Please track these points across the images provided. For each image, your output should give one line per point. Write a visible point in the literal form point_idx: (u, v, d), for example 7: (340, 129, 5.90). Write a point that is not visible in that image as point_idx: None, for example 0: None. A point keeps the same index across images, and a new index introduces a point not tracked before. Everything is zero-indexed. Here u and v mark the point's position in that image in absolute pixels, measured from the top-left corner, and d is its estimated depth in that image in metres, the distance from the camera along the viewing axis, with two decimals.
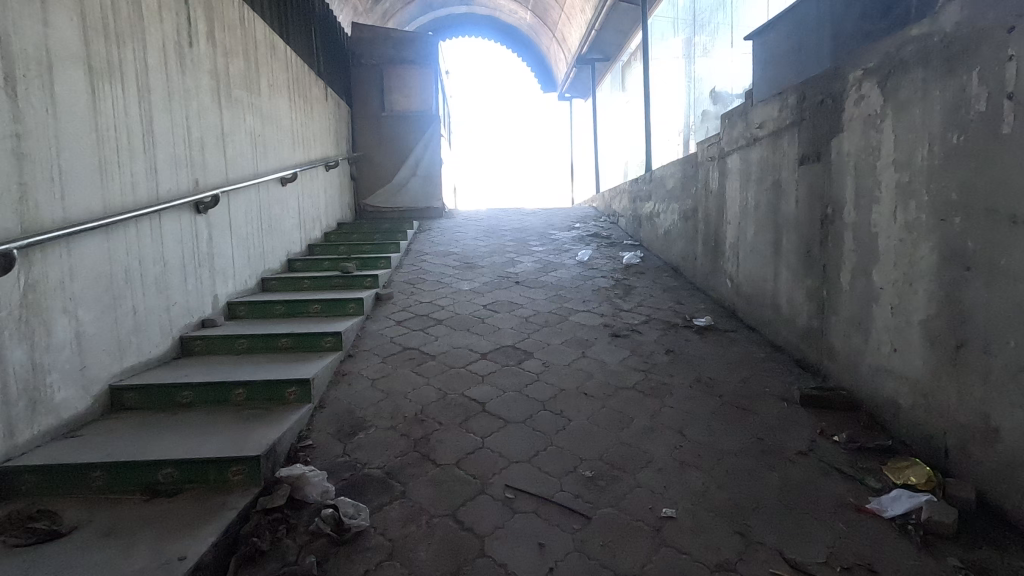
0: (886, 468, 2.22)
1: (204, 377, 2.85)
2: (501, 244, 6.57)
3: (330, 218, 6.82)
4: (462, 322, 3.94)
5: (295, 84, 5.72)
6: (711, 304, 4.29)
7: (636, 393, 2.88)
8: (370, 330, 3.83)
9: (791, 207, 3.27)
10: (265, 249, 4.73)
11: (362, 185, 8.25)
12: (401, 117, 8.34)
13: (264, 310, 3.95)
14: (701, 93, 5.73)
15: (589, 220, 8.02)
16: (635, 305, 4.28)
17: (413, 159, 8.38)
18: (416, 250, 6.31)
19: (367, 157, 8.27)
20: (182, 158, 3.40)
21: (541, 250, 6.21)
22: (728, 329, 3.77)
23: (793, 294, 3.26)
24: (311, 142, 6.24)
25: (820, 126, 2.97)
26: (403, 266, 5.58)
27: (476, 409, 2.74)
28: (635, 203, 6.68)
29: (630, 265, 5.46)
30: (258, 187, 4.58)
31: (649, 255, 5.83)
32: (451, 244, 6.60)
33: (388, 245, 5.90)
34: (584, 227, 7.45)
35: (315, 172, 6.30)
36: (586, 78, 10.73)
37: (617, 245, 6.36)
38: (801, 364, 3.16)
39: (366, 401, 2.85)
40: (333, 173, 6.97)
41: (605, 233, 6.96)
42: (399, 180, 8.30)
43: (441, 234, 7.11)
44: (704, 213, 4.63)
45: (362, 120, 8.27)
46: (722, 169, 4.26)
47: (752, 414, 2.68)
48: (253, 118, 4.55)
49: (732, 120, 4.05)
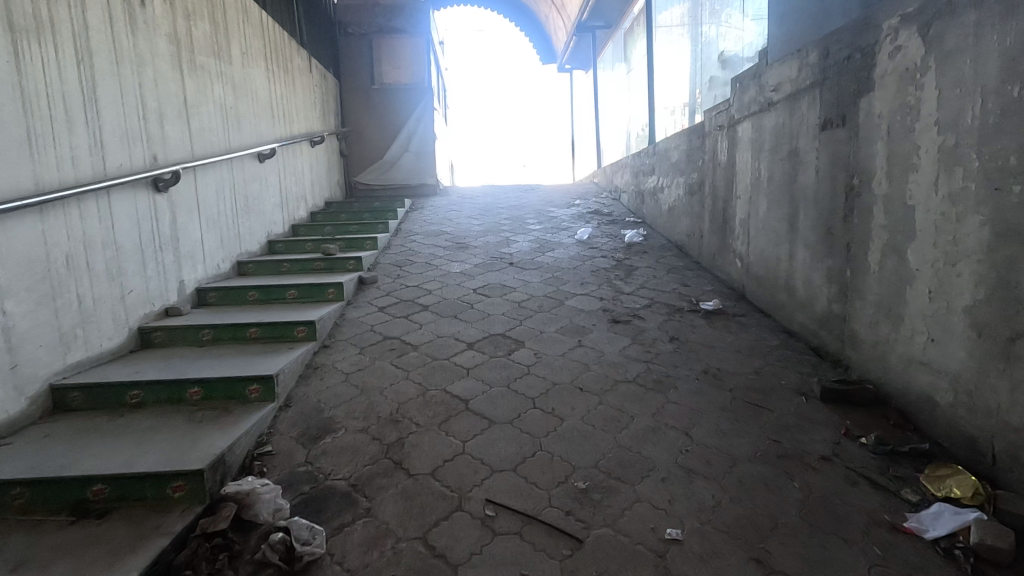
0: (923, 476, 1.93)
1: (159, 373, 2.59)
2: (497, 222, 6.23)
3: (317, 197, 6.49)
4: (450, 307, 3.65)
5: (272, 53, 5.34)
6: (719, 284, 3.98)
7: (636, 388, 2.59)
8: (350, 316, 3.55)
9: (810, 179, 2.94)
10: (241, 230, 4.43)
11: (353, 163, 7.91)
12: (392, 90, 7.94)
13: (238, 297, 3.69)
14: (707, 58, 5.34)
15: (590, 196, 7.67)
16: (636, 287, 3.97)
17: (405, 135, 8.00)
18: (407, 229, 5.99)
19: (356, 132, 7.89)
20: (135, 130, 3.08)
21: (538, 229, 5.88)
22: (738, 313, 3.46)
23: (811, 275, 2.95)
24: (294, 115, 5.88)
25: (846, 85, 2.62)
26: (391, 246, 5.28)
27: (459, 407, 2.46)
28: (638, 177, 6.32)
29: (631, 244, 5.14)
30: (230, 164, 4.25)
31: (652, 232, 5.51)
32: (444, 222, 6.27)
33: (376, 224, 5.59)
34: (584, 204, 7.11)
35: (299, 148, 5.95)
36: (587, 48, 10.28)
37: (618, 222, 6.02)
38: (819, 353, 2.87)
39: (337, 398, 2.58)
40: (319, 149, 6.62)
41: (607, 210, 6.62)
42: (391, 157, 7.94)
43: (434, 213, 6.78)
44: (712, 187, 4.29)
45: (351, 94, 7.87)
46: (732, 139, 3.91)
47: (766, 411, 2.40)
48: (223, 88, 4.20)
49: (744, 83, 3.68)
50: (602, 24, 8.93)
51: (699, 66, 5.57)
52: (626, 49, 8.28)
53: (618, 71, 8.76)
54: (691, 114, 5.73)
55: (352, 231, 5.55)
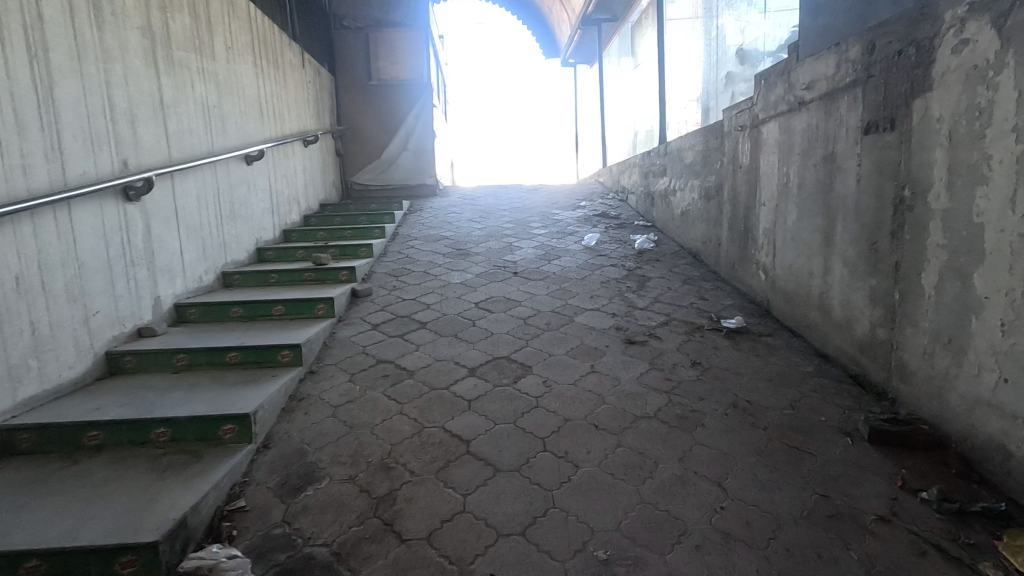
0: (1003, 546, 1.63)
1: (121, 409, 2.29)
2: (500, 226, 5.93)
3: (311, 199, 6.20)
4: (450, 325, 3.36)
5: (262, 47, 5.03)
6: (740, 298, 3.69)
7: (658, 426, 2.31)
8: (341, 336, 3.27)
9: (850, 188, 2.64)
10: (226, 238, 4.14)
11: (349, 162, 7.61)
12: (390, 86, 7.62)
13: (220, 313, 3.41)
14: (723, 52, 5.03)
15: (596, 197, 7.37)
16: (651, 301, 3.68)
17: (404, 133, 7.69)
18: (404, 233, 5.70)
19: (353, 130, 7.59)
20: (101, 133, 2.79)
21: (543, 233, 5.59)
22: (764, 332, 3.18)
23: (850, 295, 2.65)
24: (286, 114, 5.58)
25: (896, 84, 2.32)
26: (388, 253, 4.99)
27: (459, 450, 2.18)
28: (647, 178, 6.02)
29: (642, 250, 4.84)
30: (214, 167, 3.96)
31: (664, 237, 5.21)
32: (443, 226, 5.98)
33: (373, 229, 5.29)
34: (590, 205, 6.81)
35: (291, 148, 5.64)
36: (591, 42, 9.96)
37: (627, 226, 5.73)
38: (860, 382, 2.58)
39: (323, 437, 2.30)
40: (313, 149, 6.32)
41: (614, 213, 6.33)
42: (389, 156, 7.64)
43: (433, 215, 6.49)
44: (731, 192, 3.99)
45: (347, 90, 7.56)
46: (755, 141, 3.60)
47: (808, 456, 2.11)
48: (205, 86, 3.90)
49: (769, 80, 3.37)
50: (608, 17, 8.60)
51: (714, 62, 5.25)
52: (633, 43, 7.96)
53: (624, 66, 8.44)
54: (705, 113, 5.42)
55: (347, 237, 5.26)
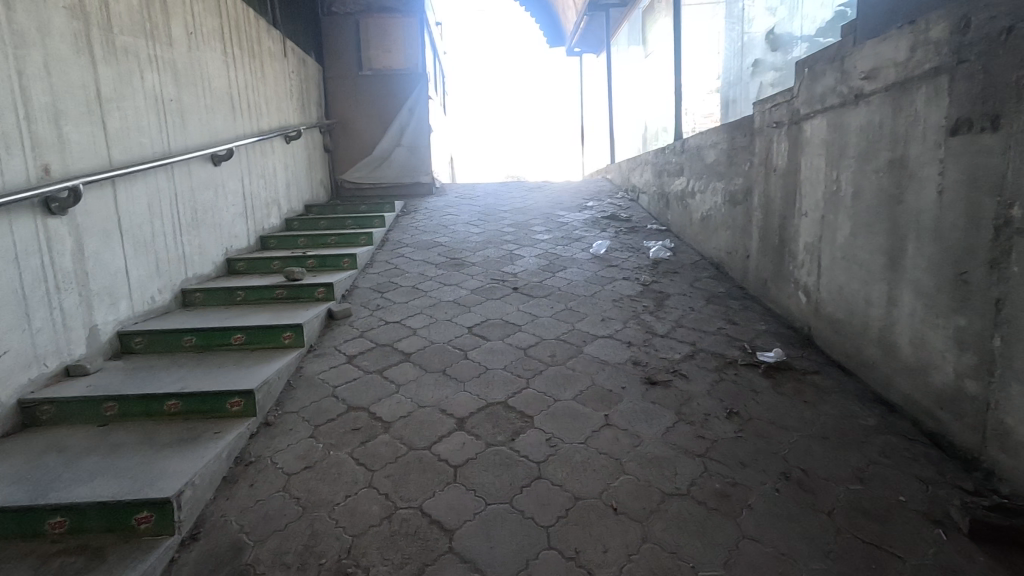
0: None
1: (13, 488, 1.81)
2: (499, 230, 5.42)
3: (294, 200, 5.70)
4: (438, 358, 2.87)
5: (234, 33, 4.51)
6: (775, 322, 3.19)
7: (692, 509, 1.82)
8: (309, 371, 2.78)
9: (927, 202, 2.13)
10: (188, 250, 3.64)
11: (339, 159, 7.10)
12: (382, 77, 7.09)
13: (170, 343, 2.94)
14: (749, 37, 4.48)
15: (603, 196, 6.85)
16: (671, 326, 3.19)
17: (397, 128, 7.17)
18: (395, 239, 5.20)
19: (343, 124, 7.08)
20: (9, 135, 2.30)
21: (546, 239, 5.08)
22: (808, 369, 2.68)
23: (925, 334, 2.15)
24: (264, 108, 5.07)
25: (1001, 71, 1.80)
26: (375, 263, 4.49)
27: (439, 546, 1.70)
28: (661, 177, 5.50)
29: (658, 260, 4.34)
30: (170, 170, 3.46)
31: (681, 245, 4.70)
32: (438, 230, 5.48)
33: (358, 235, 4.76)
34: (598, 206, 6.30)
35: (270, 145, 5.13)
36: (598, 28, 9.38)
37: (639, 231, 5.22)
38: (939, 444, 2.08)
39: (268, 523, 1.81)
40: (296, 146, 5.82)
41: (624, 215, 5.82)
42: (381, 152, 7.13)
43: (428, 217, 5.99)
44: (763, 198, 3.47)
45: (336, 81, 7.03)
46: (794, 140, 3.08)
47: (890, 560, 1.62)
48: (158, 76, 3.39)
49: (814, 68, 2.85)
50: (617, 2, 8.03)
51: (738, 49, 4.70)
52: (645, 30, 7.40)
53: (634, 54, 7.88)
54: (727, 105, 4.88)
55: (330, 243, 4.76)
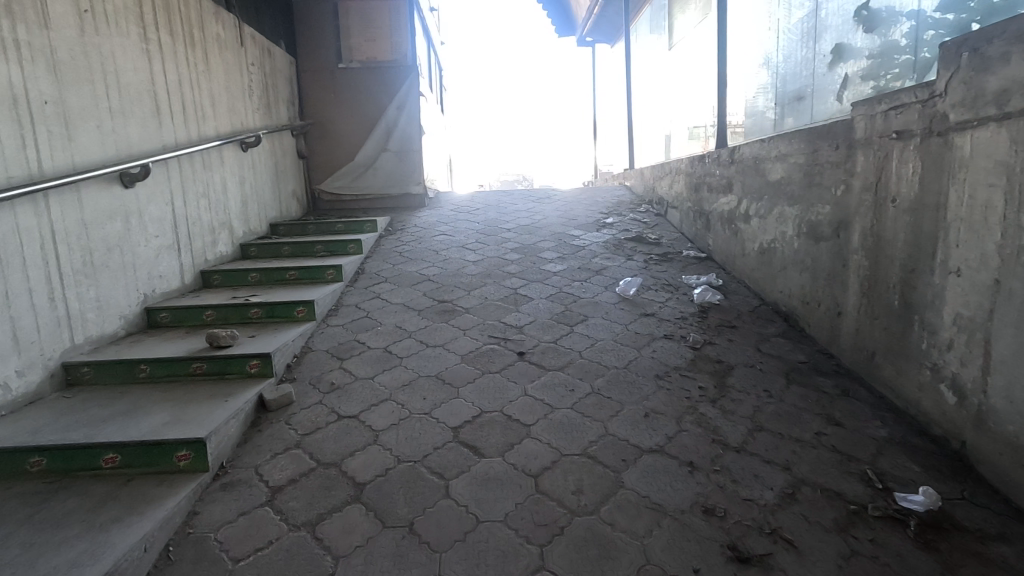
0: None
1: None
2: (500, 257, 4.44)
3: (255, 220, 4.76)
4: (404, 499, 1.93)
5: (161, 14, 3.52)
6: (897, 424, 2.21)
7: None
8: (206, 525, 1.82)
9: None
10: (78, 307, 2.67)
11: (316, 166, 6.13)
12: (365, 70, 6.08)
13: (9, 467, 1.98)
14: (823, 16, 3.44)
15: (624, 209, 5.84)
16: (747, 429, 2.21)
17: (384, 130, 6.18)
18: (373, 270, 4.22)
19: (320, 126, 6.10)
20: None
21: (559, 270, 4.11)
22: (988, 528, 1.68)
23: None
24: (209, 109, 4.09)
25: None
26: (341, 309, 3.52)
27: None
28: (699, 192, 4.51)
29: (705, 307, 3.36)
30: (42, 200, 2.49)
31: (731, 282, 3.72)
32: (427, 256, 4.52)
33: (323, 269, 3.81)
34: (619, 222, 5.32)
35: (218, 155, 4.16)
36: (614, 14, 8.36)
37: (674, 259, 4.24)
38: None
39: None
40: (257, 154, 4.86)
41: (652, 235, 4.84)
42: (365, 158, 6.15)
43: (417, 238, 5.03)
44: (867, 237, 2.48)
45: (312, 76, 6.03)
46: (934, 161, 2.07)
47: None
48: (18, 69, 2.41)
49: (985, 52, 1.83)
50: None
51: (805, 33, 3.67)
52: (673, 15, 6.34)
53: (658, 43, 6.86)
54: (789, 104, 3.86)
55: (290, 279, 3.82)
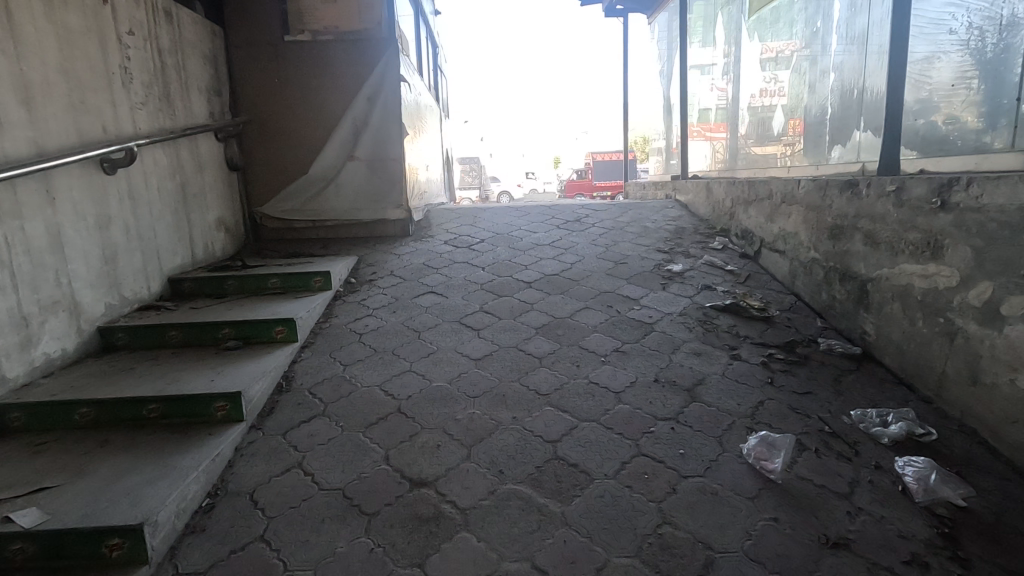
0: None
1: None
2: (519, 350, 2.73)
3: (140, 279, 3.07)
4: None
5: None
6: None
7: None
8: None
9: None
10: None
11: (255, 180, 4.40)
12: (321, 45, 4.28)
13: None
14: None
15: (692, 244, 4.11)
16: None
17: (350, 129, 4.38)
18: (307, 383, 2.51)
19: (260, 125, 4.34)
20: None
21: (623, 384, 2.42)
22: None
23: None
24: (17, 106, 2.33)
25: None
26: (220, 504, 1.83)
27: None
28: (842, 241, 2.80)
29: (943, 521, 1.67)
30: None
31: (952, 434, 2.03)
32: (401, 345, 2.80)
33: (206, 399, 2.13)
34: (693, 270, 3.63)
35: (42, 186, 2.43)
36: None
37: (812, 362, 2.55)
38: None
39: None
40: (142, 176, 3.14)
41: (754, 300, 3.15)
42: (323, 170, 4.37)
43: (391, 302, 3.31)
44: None
45: (247, 54, 4.27)
46: None
47: None
48: None
49: None
50: None
51: None
52: None
53: (728, 12, 5.07)
54: None
55: (149, 418, 2.15)
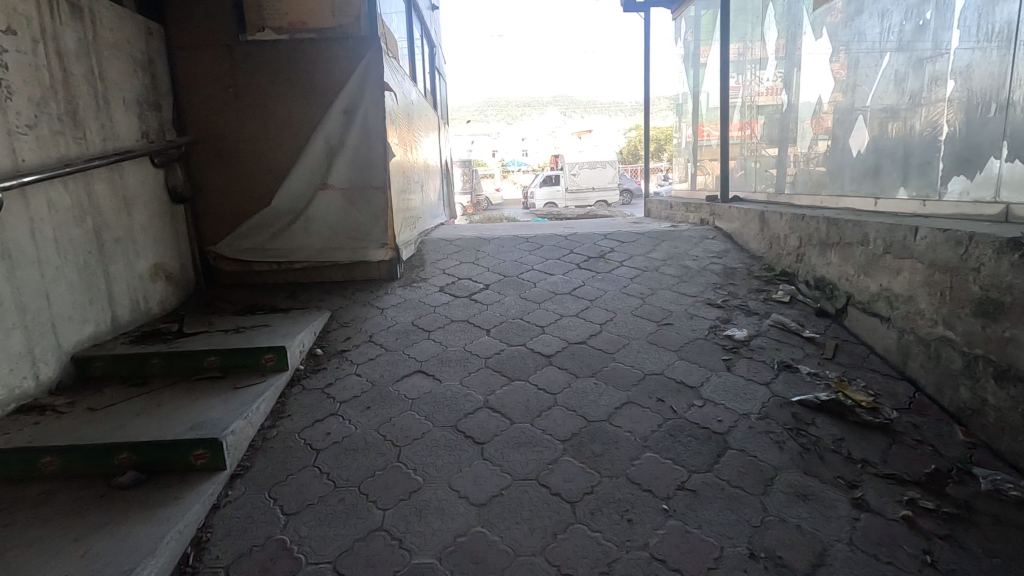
0: None
1: None
2: (541, 485, 1.89)
3: (22, 368, 2.26)
4: None
5: None
6: None
7: None
8: None
9: None
10: None
11: (206, 213, 3.59)
12: (286, 46, 3.45)
13: None
14: None
15: (751, 295, 3.28)
16: None
17: (322, 150, 3.53)
18: (226, 554, 1.68)
19: (212, 146, 3.52)
20: None
21: (702, 563, 1.59)
22: None
23: None
24: None
25: None
26: None
27: None
28: (995, 323, 1.97)
29: None
30: None
31: None
32: (373, 474, 1.97)
33: None
34: (760, 337, 2.79)
35: None
36: None
37: (979, 516, 1.71)
38: None
39: None
40: (28, 224, 2.33)
41: (856, 391, 2.32)
42: (289, 201, 3.55)
43: (365, 391, 2.47)
44: None
45: (194, 58, 3.45)
46: None
47: None
48: None
49: None
50: None
51: None
52: None
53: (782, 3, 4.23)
54: None
55: None
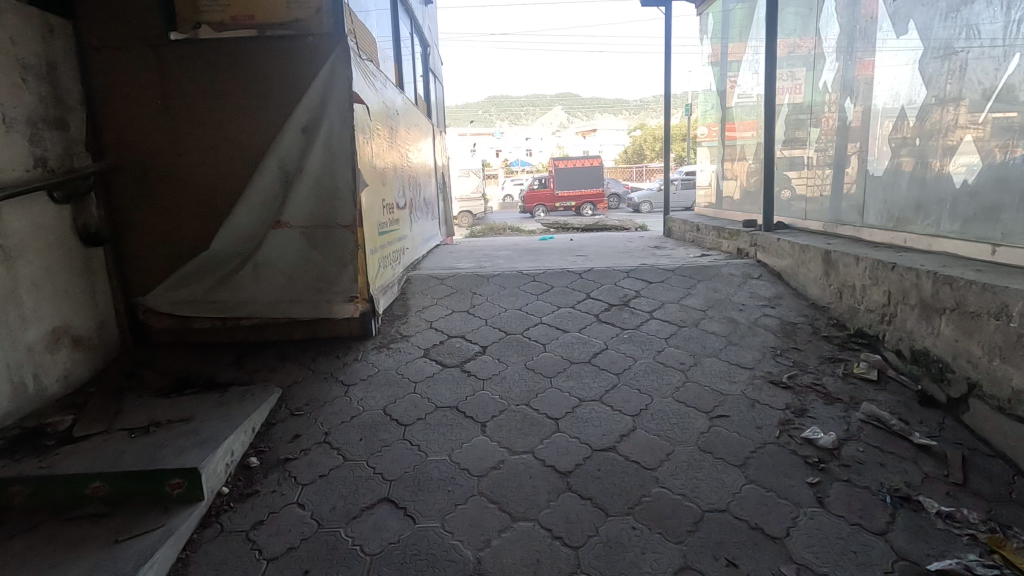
0: None
1: None
2: None
3: None
4: None
5: None
6: None
7: None
8: None
9: None
10: None
11: (134, 257, 2.87)
12: (228, 47, 2.72)
13: None
14: None
15: (826, 367, 2.53)
16: None
17: (275, 179, 2.79)
18: None
19: (138, 174, 2.80)
20: None
21: None
22: None
23: None
24: None
25: None
26: None
27: None
28: None
29: None
30: None
31: None
32: None
33: None
34: (853, 443, 2.04)
35: None
36: None
37: None
38: None
39: None
40: None
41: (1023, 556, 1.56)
42: (234, 244, 2.82)
43: (305, 540, 1.73)
44: None
45: (113, 63, 2.73)
46: None
47: None
48: None
49: None
50: None
51: None
52: None
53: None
54: None
55: None
